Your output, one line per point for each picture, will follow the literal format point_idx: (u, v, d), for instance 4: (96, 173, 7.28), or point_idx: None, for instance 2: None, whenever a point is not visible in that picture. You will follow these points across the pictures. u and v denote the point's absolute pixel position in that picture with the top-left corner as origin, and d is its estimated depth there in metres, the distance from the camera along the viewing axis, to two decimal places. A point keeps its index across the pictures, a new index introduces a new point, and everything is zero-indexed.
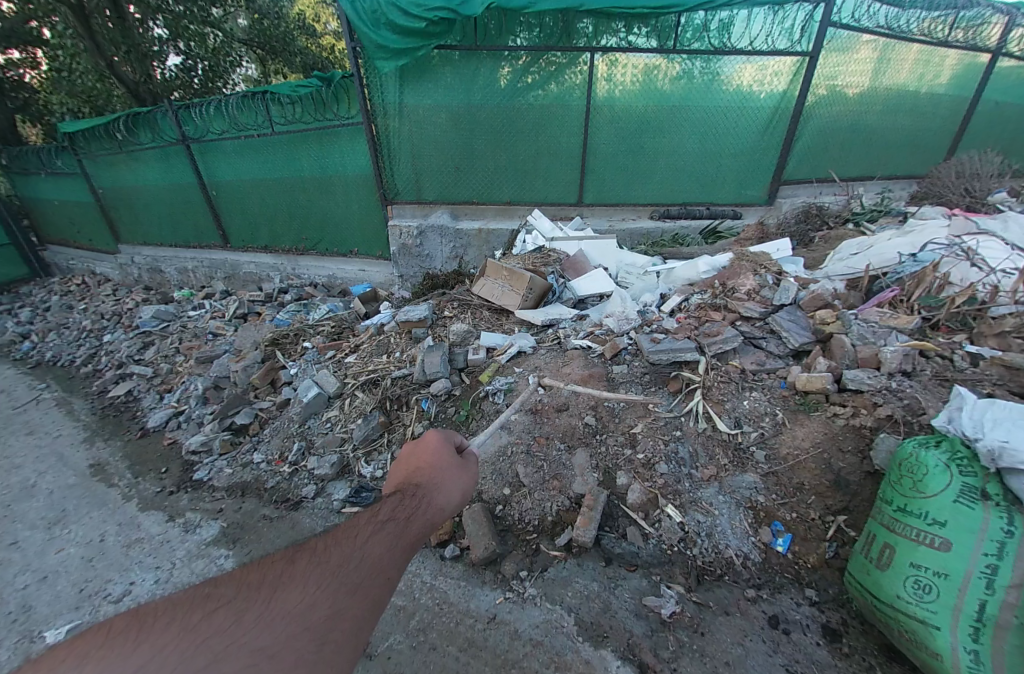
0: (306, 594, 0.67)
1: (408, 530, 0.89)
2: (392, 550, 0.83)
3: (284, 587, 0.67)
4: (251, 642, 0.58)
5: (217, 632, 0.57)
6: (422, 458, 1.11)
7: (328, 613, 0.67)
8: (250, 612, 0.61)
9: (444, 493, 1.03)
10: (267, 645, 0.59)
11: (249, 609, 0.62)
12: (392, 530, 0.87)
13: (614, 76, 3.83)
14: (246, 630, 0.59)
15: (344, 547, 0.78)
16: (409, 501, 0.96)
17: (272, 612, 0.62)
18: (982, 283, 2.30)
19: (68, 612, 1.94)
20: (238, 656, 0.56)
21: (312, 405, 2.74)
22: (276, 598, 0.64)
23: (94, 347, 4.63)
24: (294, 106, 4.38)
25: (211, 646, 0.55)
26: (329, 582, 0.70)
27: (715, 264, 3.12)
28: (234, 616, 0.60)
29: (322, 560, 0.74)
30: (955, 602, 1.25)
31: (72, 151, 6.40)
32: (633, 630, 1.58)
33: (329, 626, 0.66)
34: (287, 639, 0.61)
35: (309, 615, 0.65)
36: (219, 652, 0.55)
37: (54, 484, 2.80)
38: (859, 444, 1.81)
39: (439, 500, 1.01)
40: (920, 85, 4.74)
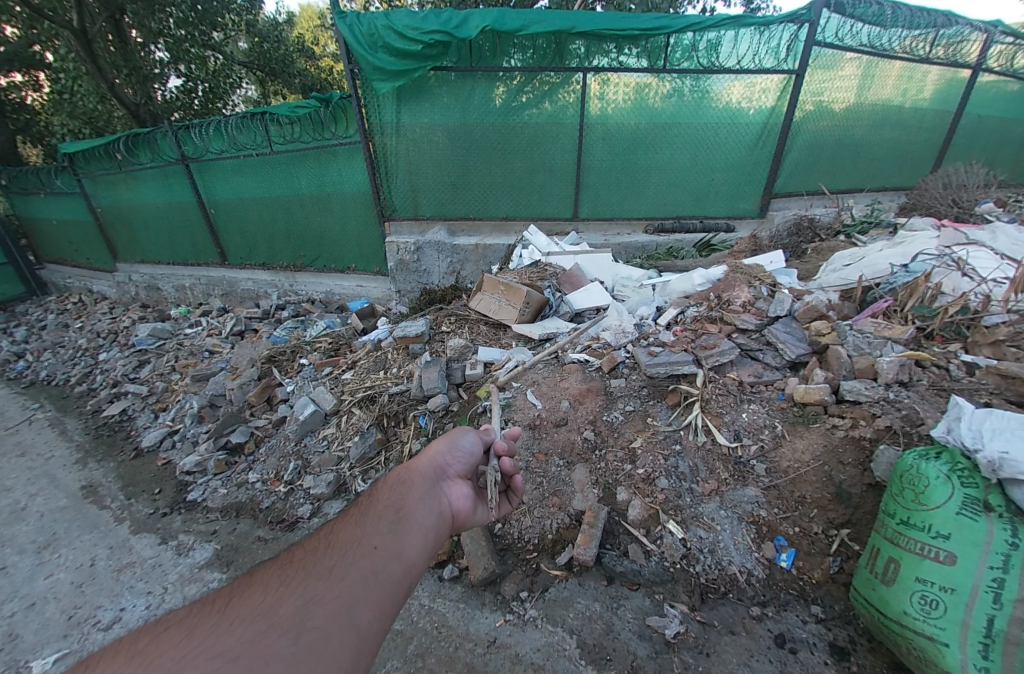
0: (267, 596, 0.65)
1: (384, 499, 0.90)
2: (370, 522, 0.82)
3: (244, 595, 0.66)
4: (208, 650, 0.56)
5: (169, 651, 0.56)
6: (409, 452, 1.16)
7: (298, 603, 0.64)
8: (203, 627, 0.60)
9: (421, 458, 1.05)
10: (227, 649, 0.57)
11: (203, 623, 0.61)
12: (366, 507, 0.87)
13: (606, 94, 3.92)
14: (199, 641, 0.57)
15: (313, 544, 0.77)
16: (383, 481, 0.97)
17: (228, 621, 0.61)
18: (974, 292, 2.32)
19: (55, 641, 1.88)
20: (194, 665, 0.54)
21: (309, 422, 2.72)
22: (232, 609, 0.63)
23: (89, 365, 4.60)
24: (292, 126, 4.45)
25: (159, 664, 0.54)
26: (299, 577, 0.69)
27: (709, 277, 3.16)
28: (183, 633, 0.58)
29: (291, 562, 0.73)
30: (962, 617, 1.23)
31: (71, 170, 6.45)
32: (637, 652, 1.54)
33: (303, 616, 0.63)
34: (248, 642, 0.58)
35: (273, 614, 0.63)
36: (172, 665, 0.54)
37: (44, 507, 2.74)
38: (859, 456, 1.80)
39: (416, 466, 1.01)
40: (904, 100, 4.88)
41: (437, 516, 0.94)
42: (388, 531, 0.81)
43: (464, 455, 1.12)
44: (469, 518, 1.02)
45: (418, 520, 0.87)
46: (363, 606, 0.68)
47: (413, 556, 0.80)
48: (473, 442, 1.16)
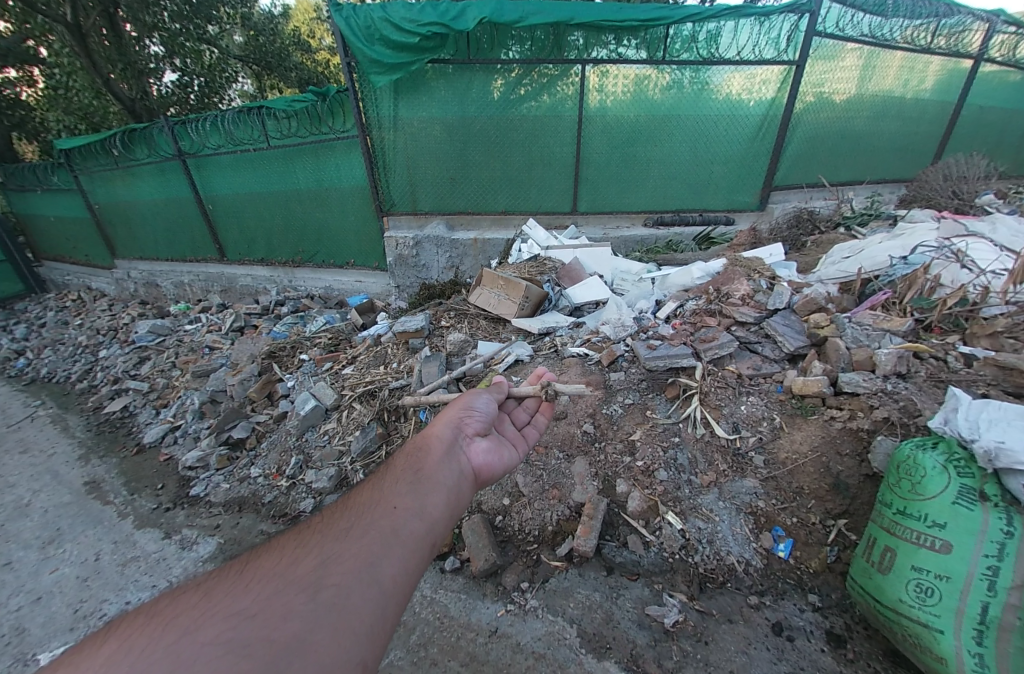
0: (283, 559, 0.68)
1: (402, 463, 0.94)
2: (388, 486, 0.86)
3: (261, 560, 0.69)
4: (226, 609, 0.59)
5: (188, 611, 0.59)
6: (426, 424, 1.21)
7: (315, 563, 0.67)
8: (219, 590, 0.62)
9: (436, 425, 1.09)
10: (244, 608, 0.59)
11: (218, 587, 0.63)
12: (384, 473, 0.91)
13: (605, 86, 3.90)
14: (217, 601, 0.60)
15: (330, 510, 0.81)
16: (402, 448, 1.02)
17: (245, 583, 0.63)
18: (972, 284, 2.33)
19: (62, 634, 1.91)
20: (213, 625, 0.57)
21: (310, 417, 2.73)
22: (247, 574, 0.65)
23: (90, 362, 4.60)
24: (289, 120, 4.42)
25: (179, 624, 0.57)
26: (317, 541, 0.72)
27: (708, 270, 3.16)
28: (201, 595, 0.61)
29: (309, 528, 0.76)
30: (957, 604, 1.25)
31: (68, 167, 6.41)
32: (636, 640, 1.57)
33: (320, 574, 0.65)
34: (265, 600, 0.61)
35: (290, 574, 0.65)
36: (191, 625, 0.57)
37: (48, 503, 2.76)
38: (857, 447, 1.81)
39: (433, 431, 1.06)
40: (905, 90, 4.84)
41: (457, 475, 0.98)
42: (405, 493, 0.85)
43: (478, 414, 1.16)
44: (492, 472, 1.07)
45: (436, 481, 0.91)
46: (382, 563, 0.71)
47: (432, 515, 0.83)
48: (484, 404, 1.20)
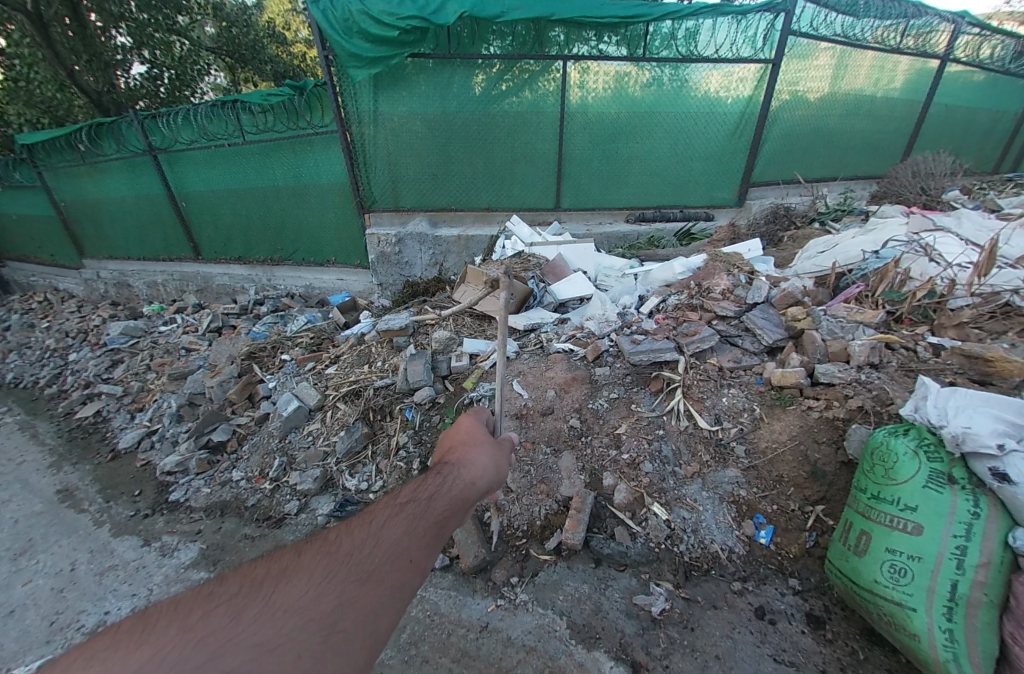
0: (309, 586, 0.64)
1: (431, 503, 0.84)
2: (416, 527, 0.78)
3: (289, 580, 0.65)
4: (251, 636, 0.56)
5: (216, 630, 0.56)
6: (451, 443, 1.08)
7: (336, 601, 0.63)
8: (249, 609, 0.59)
9: (473, 470, 0.97)
10: (265, 639, 0.56)
11: (248, 606, 0.60)
12: (411, 508, 0.82)
13: (587, 83, 3.91)
14: (245, 625, 0.57)
15: (357, 532, 0.75)
16: (432, 481, 0.90)
17: (273, 605, 0.60)
18: (939, 277, 2.42)
19: (37, 647, 1.84)
20: (236, 651, 0.54)
21: (293, 418, 2.68)
22: (275, 595, 0.62)
23: (59, 366, 4.42)
24: (265, 115, 4.30)
25: (207, 643, 0.54)
26: (339, 573, 0.67)
27: (690, 265, 3.21)
28: (232, 614, 0.58)
29: (335, 550, 0.70)
30: (929, 583, 1.31)
31: (31, 162, 6.13)
32: (625, 630, 1.59)
33: (338, 614, 0.62)
34: (287, 633, 0.57)
35: (312, 606, 0.61)
36: (217, 649, 0.54)
37: (18, 513, 2.65)
38: (833, 435, 1.87)
39: (467, 478, 0.94)
40: (876, 89, 4.99)
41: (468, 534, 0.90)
42: (429, 543, 0.77)
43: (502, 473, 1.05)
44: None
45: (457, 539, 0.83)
46: (389, 615, 0.66)
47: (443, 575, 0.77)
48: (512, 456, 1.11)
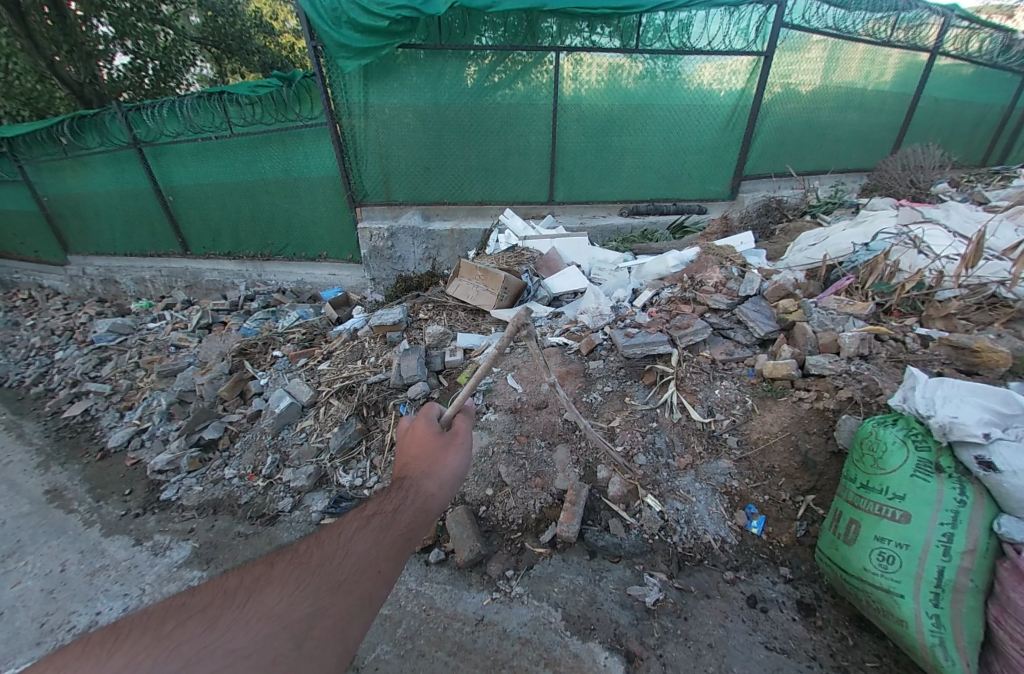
0: (281, 597, 0.68)
1: (398, 514, 0.87)
2: (380, 537, 0.82)
3: (261, 590, 0.69)
4: (226, 643, 0.60)
5: (191, 638, 0.60)
6: (410, 451, 1.07)
7: (308, 610, 0.67)
8: (223, 618, 0.63)
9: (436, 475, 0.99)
10: (241, 645, 0.60)
11: (223, 615, 0.64)
12: (378, 520, 0.85)
13: (580, 75, 3.88)
14: (221, 632, 0.61)
15: (327, 545, 0.79)
16: (396, 493, 0.93)
17: (247, 614, 0.64)
18: (929, 269, 2.44)
19: (28, 649, 1.82)
20: (212, 657, 0.58)
21: (286, 415, 2.66)
22: (249, 604, 0.66)
23: (45, 365, 4.34)
24: (253, 107, 4.23)
25: (185, 649, 0.58)
26: (308, 583, 0.71)
27: (683, 258, 3.20)
28: (207, 623, 0.62)
29: (305, 562, 0.75)
30: (916, 571, 1.33)
31: (11, 156, 5.97)
32: (619, 620, 1.61)
33: (310, 623, 0.66)
34: (261, 641, 0.61)
35: (284, 616, 0.65)
36: (194, 655, 0.58)
37: (6, 514, 2.61)
38: (823, 425, 1.90)
39: (430, 485, 0.96)
40: (866, 82, 5.00)
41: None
42: (395, 554, 0.81)
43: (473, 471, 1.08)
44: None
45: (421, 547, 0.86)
46: (359, 623, 0.70)
47: None
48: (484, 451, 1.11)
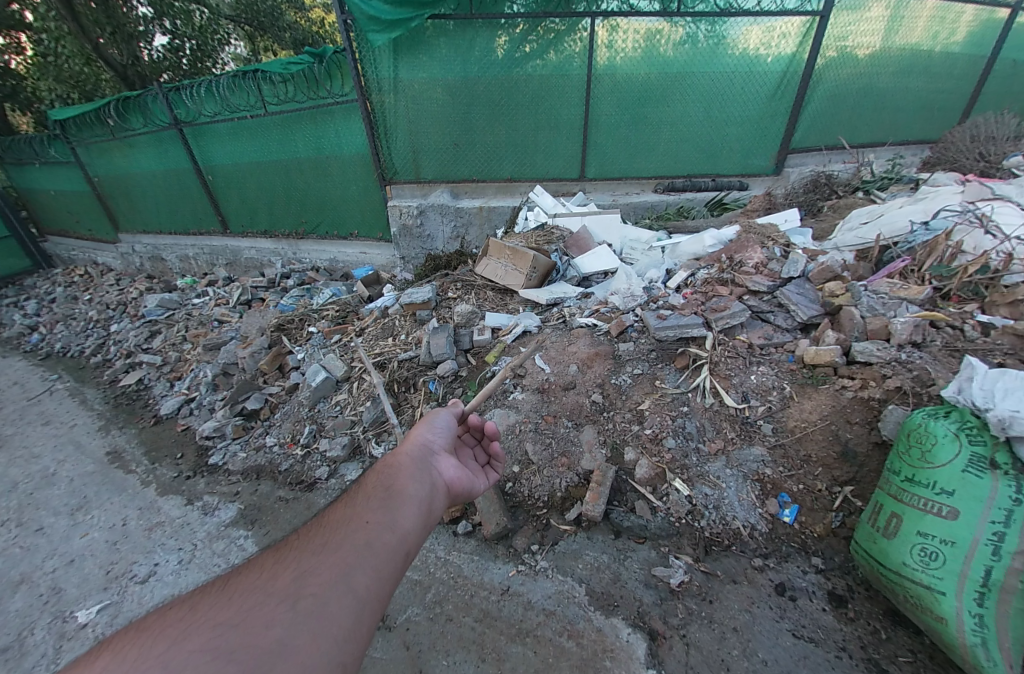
0: (263, 574, 0.71)
1: (374, 481, 0.94)
2: (361, 501, 0.87)
3: (244, 576, 0.72)
4: (212, 620, 0.62)
5: (177, 622, 0.63)
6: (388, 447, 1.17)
7: (292, 578, 0.70)
8: (206, 602, 0.66)
9: (403, 443, 1.09)
10: (227, 618, 0.63)
11: (205, 600, 0.67)
12: (357, 492, 0.92)
13: (615, 42, 3.68)
14: (206, 612, 0.64)
15: (310, 527, 0.84)
16: (370, 471, 0.99)
17: (231, 597, 0.67)
18: (996, 251, 2.18)
19: (97, 593, 2.02)
20: (199, 634, 0.60)
21: (321, 388, 2.76)
22: (232, 588, 0.69)
23: (102, 337, 4.65)
24: (286, 85, 4.26)
25: (169, 634, 0.60)
26: (291, 557, 0.75)
27: (721, 238, 3.04)
28: (189, 608, 0.65)
29: (289, 545, 0.79)
30: (961, 568, 1.27)
31: (63, 138, 6.30)
32: (643, 599, 1.63)
33: (299, 585, 0.69)
34: (248, 611, 0.64)
35: (270, 587, 0.68)
36: (178, 637, 0.60)
37: (74, 472, 2.87)
38: (867, 415, 1.81)
39: (396, 455, 1.03)
40: (934, 44, 4.53)
41: (429, 487, 0.98)
42: (379, 506, 0.86)
43: (445, 431, 1.16)
44: (464, 485, 1.09)
45: (408, 494, 0.91)
46: (357, 572, 0.73)
47: (405, 527, 0.85)
48: (448, 416, 1.20)
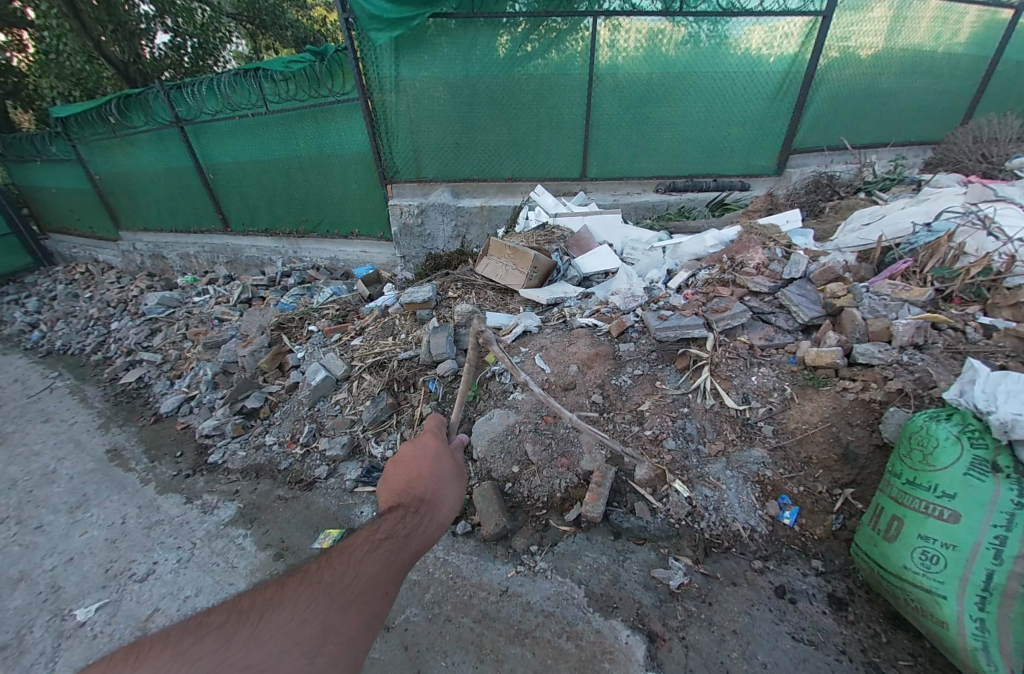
0: (294, 614, 0.77)
1: (410, 543, 1.01)
2: (390, 564, 0.94)
3: (273, 608, 0.78)
4: (243, 658, 0.68)
5: (209, 654, 0.68)
6: (421, 475, 1.20)
7: (318, 629, 0.76)
8: (237, 637, 0.71)
9: (441, 502, 1.14)
10: (256, 660, 0.68)
11: (236, 633, 0.72)
12: (391, 545, 0.98)
13: (617, 41, 3.67)
14: (237, 648, 0.69)
15: (335, 565, 0.89)
16: (406, 520, 1.05)
17: (261, 633, 0.73)
18: (999, 253, 2.17)
19: (96, 591, 2.02)
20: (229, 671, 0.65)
21: (321, 387, 2.76)
22: (261, 624, 0.74)
23: (102, 335, 4.66)
24: (287, 83, 4.26)
25: (204, 664, 0.66)
26: (319, 602, 0.80)
27: (722, 238, 3.03)
28: (222, 641, 0.70)
29: (317, 584, 0.84)
30: (962, 572, 1.26)
31: (65, 135, 6.30)
32: (642, 601, 1.62)
33: (322, 639, 0.75)
34: (276, 656, 0.69)
35: (298, 633, 0.74)
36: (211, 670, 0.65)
37: (73, 470, 2.87)
38: (868, 417, 1.80)
39: (438, 518, 1.10)
40: (936, 45, 4.51)
41: None
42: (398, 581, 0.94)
43: None
44: None
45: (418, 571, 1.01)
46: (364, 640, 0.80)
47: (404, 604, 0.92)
48: None
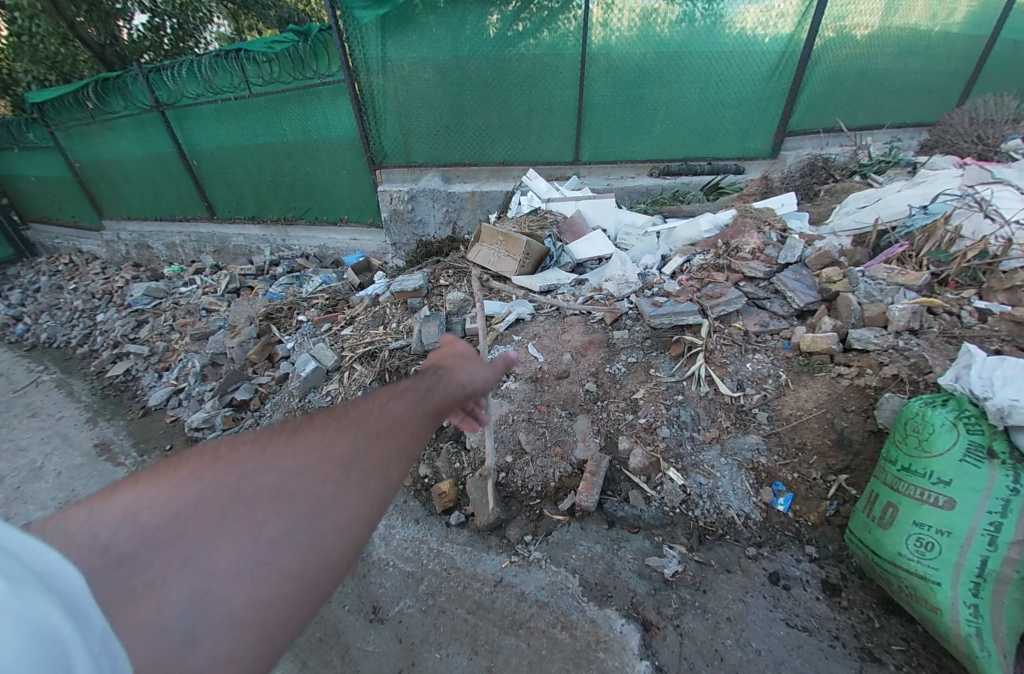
0: (318, 434, 0.57)
1: (431, 394, 0.74)
2: (415, 404, 0.69)
3: (295, 427, 0.58)
4: (267, 473, 0.50)
5: (226, 465, 0.50)
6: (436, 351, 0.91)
7: (346, 451, 0.57)
8: (258, 450, 0.53)
9: (463, 365, 0.86)
10: (283, 476, 0.51)
11: (256, 447, 0.54)
12: (410, 392, 0.72)
13: (610, 21, 3.57)
14: (257, 462, 0.51)
15: (352, 403, 0.66)
16: (426, 377, 0.78)
17: (286, 448, 0.54)
18: (995, 235, 2.16)
19: None
20: (254, 490, 0.49)
21: (311, 378, 2.71)
22: (284, 439, 0.55)
23: (88, 328, 4.56)
24: (270, 65, 4.12)
25: (221, 476, 0.49)
26: (343, 425, 0.60)
27: (717, 222, 2.99)
28: (237, 454, 0.52)
29: (338, 413, 0.63)
30: (956, 558, 1.26)
31: (42, 122, 6.09)
32: (637, 589, 1.62)
33: (352, 458, 0.56)
34: (302, 472, 0.52)
35: (326, 451, 0.55)
36: (234, 482, 0.49)
37: (61, 465, 2.82)
38: (863, 404, 1.79)
39: (459, 376, 0.82)
40: (933, 24, 4.42)
41: None
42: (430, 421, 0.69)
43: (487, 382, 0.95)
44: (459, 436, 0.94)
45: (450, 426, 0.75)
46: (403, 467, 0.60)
47: None
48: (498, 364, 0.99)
